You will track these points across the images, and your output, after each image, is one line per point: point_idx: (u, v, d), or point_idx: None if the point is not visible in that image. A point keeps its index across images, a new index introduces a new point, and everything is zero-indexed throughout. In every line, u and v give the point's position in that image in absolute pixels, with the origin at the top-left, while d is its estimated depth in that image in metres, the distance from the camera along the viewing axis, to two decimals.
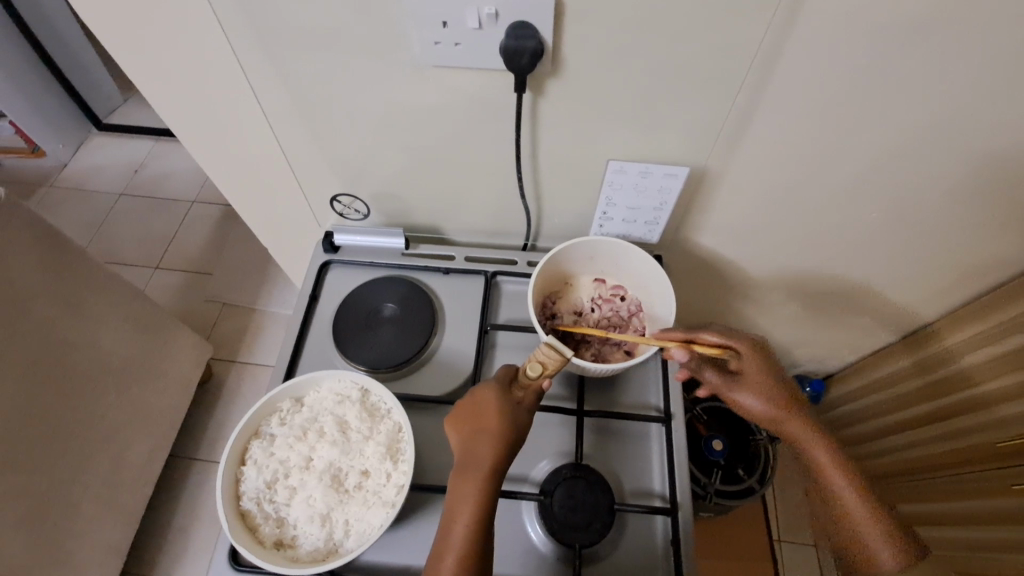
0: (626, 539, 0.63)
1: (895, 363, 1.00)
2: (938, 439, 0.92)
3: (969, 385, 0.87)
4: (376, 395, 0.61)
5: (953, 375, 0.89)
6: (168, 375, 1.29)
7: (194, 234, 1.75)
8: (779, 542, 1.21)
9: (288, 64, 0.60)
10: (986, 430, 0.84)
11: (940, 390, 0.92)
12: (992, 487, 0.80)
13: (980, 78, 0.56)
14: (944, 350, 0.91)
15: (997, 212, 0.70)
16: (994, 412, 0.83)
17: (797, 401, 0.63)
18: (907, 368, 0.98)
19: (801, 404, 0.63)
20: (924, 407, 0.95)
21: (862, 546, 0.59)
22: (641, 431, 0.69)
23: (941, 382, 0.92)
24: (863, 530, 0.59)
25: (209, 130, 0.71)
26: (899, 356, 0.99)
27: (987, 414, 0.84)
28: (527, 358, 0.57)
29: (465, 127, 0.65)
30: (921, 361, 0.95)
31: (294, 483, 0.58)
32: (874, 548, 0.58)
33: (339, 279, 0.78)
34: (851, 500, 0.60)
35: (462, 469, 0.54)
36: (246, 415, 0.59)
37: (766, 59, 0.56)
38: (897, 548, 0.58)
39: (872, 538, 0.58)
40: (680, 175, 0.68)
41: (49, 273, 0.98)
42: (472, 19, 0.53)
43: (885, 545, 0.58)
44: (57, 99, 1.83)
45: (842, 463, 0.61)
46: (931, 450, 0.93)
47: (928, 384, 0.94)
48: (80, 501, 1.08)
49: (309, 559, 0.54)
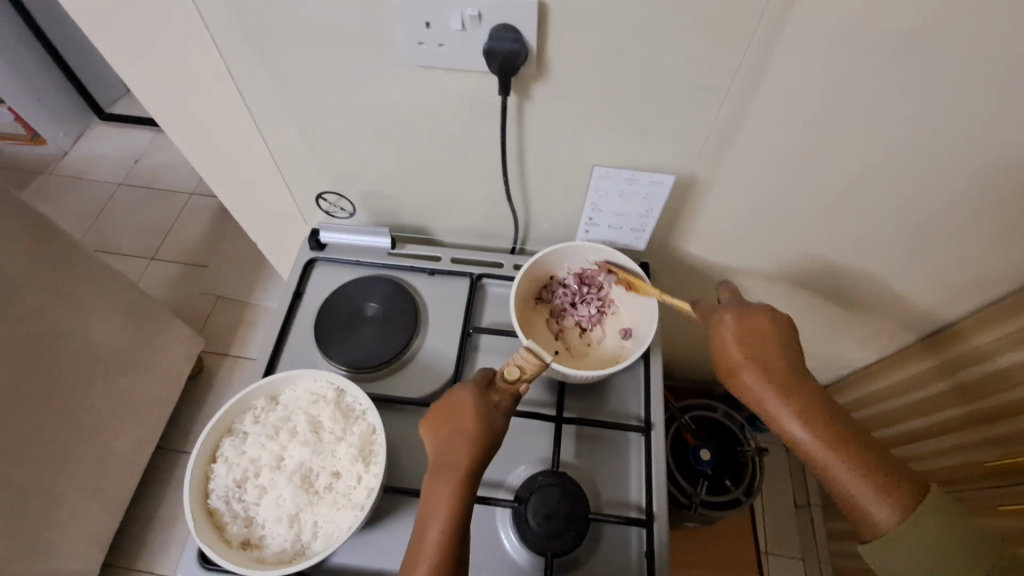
0: (601, 549, 0.62)
1: (908, 368, 0.94)
2: (932, 454, 0.93)
3: (987, 394, 0.81)
4: (351, 396, 0.60)
5: (973, 381, 0.83)
6: (157, 366, 1.29)
7: (191, 226, 1.75)
8: (766, 553, 1.19)
9: (274, 60, 0.59)
10: (991, 445, 0.82)
11: (960, 398, 0.86)
12: (982, 505, 0.83)
13: (974, 94, 0.55)
14: (967, 352, 0.83)
15: (988, 227, 0.70)
16: (1009, 425, 0.79)
17: (756, 349, 0.60)
18: (925, 372, 0.91)
19: (761, 350, 0.60)
20: (943, 415, 0.90)
21: (861, 510, 0.50)
22: (621, 440, 0.68)
23: (973, 383, 0.83)
24: (855, 493, 0.51)
25: (193, 123, 0.70)
26: (904, 364, 0.95)
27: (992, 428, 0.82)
28: (506, 361, 0.57)
29: (450, 127, 0.64)
30: (941, 365, 0.88)
31: (263, 483, 0.57)
32: (861, 507, 0.50)
33: (324, 277, 0.77)
34: (837, 464, 0.52)
35: (437, 472, 0.53)
36: (219, 412, 0.58)
37: (755, 70, 0.55)
38: (895, 507, 0.49)
39: (857, 493, 0.50)
40: (667, 183, 0.67)
41: (39, 262, 0.98)
42: (456, 20, 0.52)
43: (870, 499, 0.50)
44: (59, 88, 1.83)
45: (804, 415, 0.55)
46: (933, 465, 0.93)
47: (952, 389, 0.87)
48: (64, 490, 1.07)
49: (275, 560, 0.53)
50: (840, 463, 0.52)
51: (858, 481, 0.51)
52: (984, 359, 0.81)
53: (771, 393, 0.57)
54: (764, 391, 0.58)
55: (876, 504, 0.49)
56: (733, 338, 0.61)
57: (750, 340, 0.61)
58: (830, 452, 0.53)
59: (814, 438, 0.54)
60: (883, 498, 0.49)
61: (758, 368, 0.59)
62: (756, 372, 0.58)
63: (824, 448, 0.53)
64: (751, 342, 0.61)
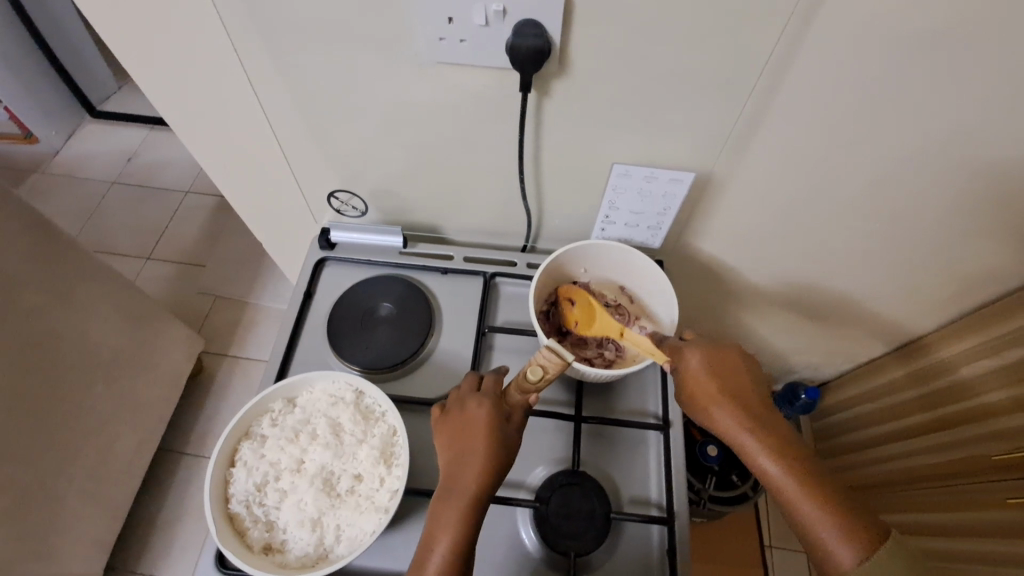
0: (621, 548, 0.62)
1: (889, 373, 0.98)
2: (904, 454, 0.96)
3: (967, 397, 0.85)
4: (370, 397, 0.59)
5: (953, 385, 0.87)
6: (157, 368, 1.27)
7: (187, 226, 1.72)
8: (770, 548, 1.18)
9: (289, 57, 0.58)
10: (987, 441, 0.82)
11: (928, 406, 0.92)
12: (988, 499, 0.79)
13: (998, 94, 0.55)
14: (937, 361, 0.89)
15: (1003, 229, 0.69)
16: (992, 425, 0.81)
17: (725, 382, 0.60)
18: (900, 378, 0.96)
19: (730, 384, 0.60)
20: (920, 416, 0.93)
21: (824, 552, 0.51)
22: (639, 437, 0.68)
23: (971, 382, 0.85)
24: (821, 533, 0.51)
25: (202, 121, 0.69)
26: (889, 368, 0.98)
27: (988, 425, 0.82)
28: (528, 361, 0.55)
29: (466, 124, 0.63)
30: (915, 372, 0.93)
31: (285, 486, 0.56)
32: (821, 544, 0.51)
33: (336, 276, 0.77)
34: (804, 505, 0.52)
35: (446, 490, 0.53)
36: (238, 415, 0.57)
37: (779, 68, 0.55)
38: (859, 551, 0.49)
39: (822, 534, 0.51)
40: (685, 181, 0.67)
41: (39, 263, 0.96)
42: (480, 15, 0.51)
43: (835, 542, 0.50)
44: (52, 84, 1.80)
45: (774, 451, 0.55)
46: (909, 463, 0.95)
47: (922, 396, 0.93)
48: (64, 495, 1.05)
49: (298, 565, 0.52)
50: (806, 502, 0.52)
51: (824, 521, 0.51)
52: (989, 355, 0.82)
53: (747, 431, 0.57)
54: (735, 425, 0.58)
55: (842, 548, 0.50)
56: (702, 376, 0.60)
57: (720, 374, 0.61)
58: (801, 489, 0.53)
59: (784, 473, 0.54)
60: (849, 542, 0.50)
61: (730, 401, 0.59)
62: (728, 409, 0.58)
63: (792, 485, 0.53)
64: (721, 377, 0.60)
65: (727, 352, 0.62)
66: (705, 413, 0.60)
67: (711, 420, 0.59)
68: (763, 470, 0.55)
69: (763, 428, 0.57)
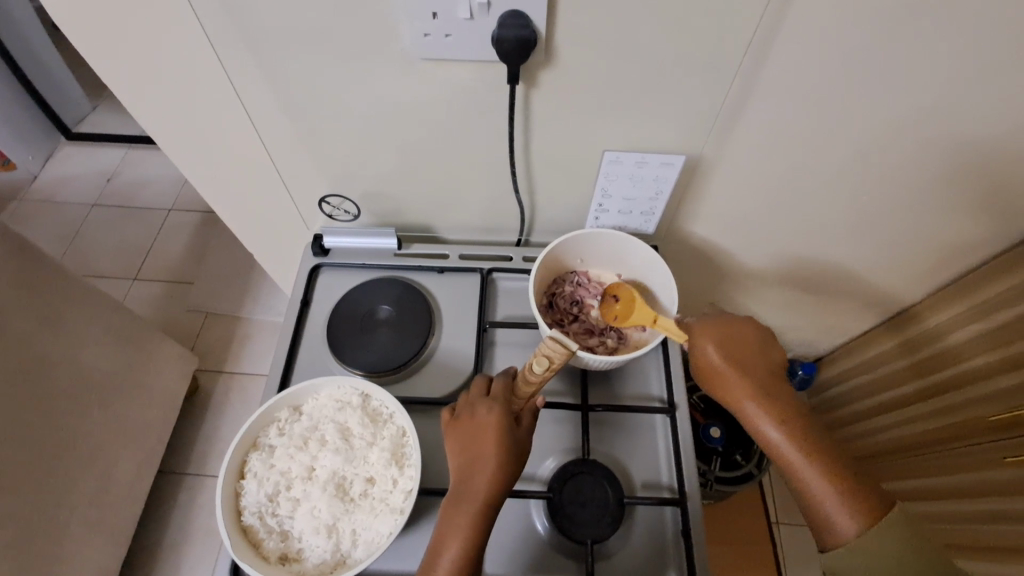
0: (636, 532, 0.62)
1: (879, 345, 1.00)
2: (900, 423, 0.97)
3: (955, 363, 0.86)
4: (377, 399, 0.59)
5: (942, 351, 0.88)
6: (152, 388, 1.25)
7: (172, 244, 1.70)
8: (777, 524, 1.21)
9: (273, 62, 0.57)
10: (989, 401, 0.81)
11: (917, 374, 0.93)
12: (985, 459, 0.81)
13: (978, 62, 0.56)
14: (929, 328, 0.90)
15: (988, 195, 0.70)
16: (990, 385, 0.81)
17: (735, 354, 0.60)
18: (891, 349, 0.97)
19: (741, 356, 0.60)
20: (915, 385, 0.94)
21: (829, 522, 0.52)
22: (646, 421, 0.68)
23: (970, 343, 0.84)
24: (826, 505, 0.52)
25: (188, 133, 0.68)
26: (880, 339, 0.99)
27: (974, 389, 0.84)
28: (532, 354, 0.54)
29: (455, 121, 0.63)
30: (904, 342, 0.94)
31: (297, 494, 0.55)
32: (825, 515, 0.52)
33: (331, 283, 0.76)
34: (810, 476, 0.53)
35: (457, 497, 0.53)
36: (244, 427, 0.56)
37: (762, 48, 0.55)
38: (863, 522, 0.50)
39: (827, 505, 0.52)
40: (676, 164, 0.67)
41: (26, 289, 0.94)
42: (465, 9, 0.51)
43: (839, 512, 0.51)
44: (23, 107, 1.76)
45: (783, 422, 0.56)
46: (907, 430, 0.96)
47: (913, 364, 0.94)
48: (66, 523, 1.04)
49: (316, 572, 0.52)
50: (814, 474, 0.53)
51: (829, 492, 0.52)
52: (984, 316, 0.82)
53: (756, 404, 0.57)
54: (744, 398, 0.58)
55: (845, 518, 0.51)
56: (714, 349, 0.60)
57: (732, 346, 0.61)
58: (807, 461, 0.54)
59: (791, 443, 0.55)
60: (853, 513, 0.51)
61: (740, 374, 0.59)
62: (739, 381, 0.58)
63: (798, 456, 0.54)
64: (733, 349, 0.61)
65: (740, 325, 0.62)
66: (715, 385, 0.60)
67: (720, 392, 0.59)
68: (769, 439, 0.56)
69: (773, 401, 0.57)
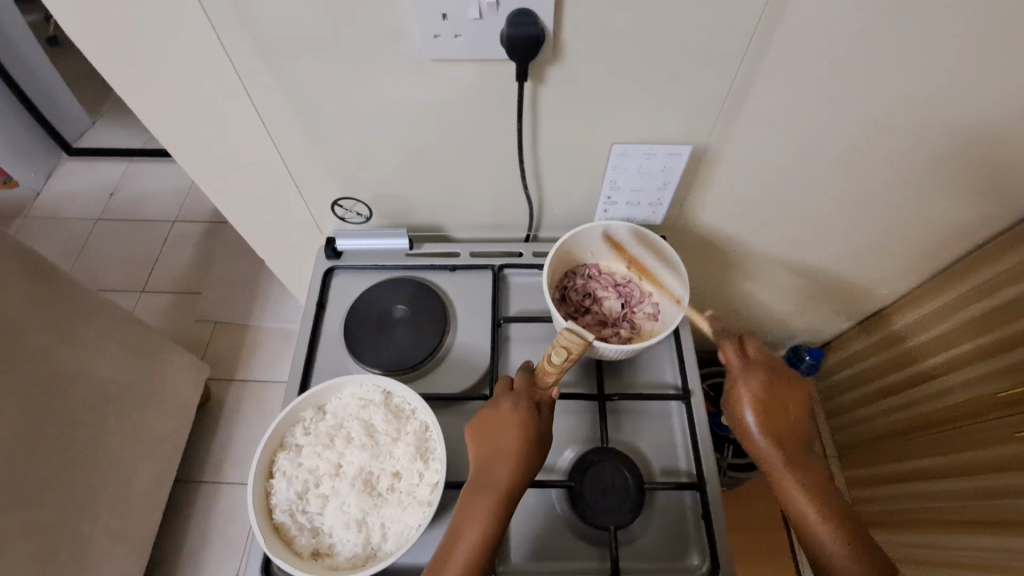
0: (656, 518, 0.63)
1: (886, 327, 1.00)
2: (907, 404, 0.98)
3: (947, 348, 0.90)
4: (399, 396, 0.60)
5: (948, 332, 0.90)
6: (166, 398, 1.26)
7: (178, 254, 1.71)
8: None
9: (285, 68, 0.58)
10: (996, 377, 0.82)
11: (926, 351, 0.94)
12: (994, 435, 0.82)
13: (978, 44, 0.57)
14: (931, 311, 0.92)
15: (990, 174, 0.71)
16: (1002, 360, 0.81)
17: (777, 421, 0.60)
18: (898, 330, 0.98)
19: (783, 426, 0.59)
20: (922, 365, 0.95)
21: None
22: (662, 408, 0.70)
23: (985, 318, 0.84)
24: None
25: (201, 142, 0.69)
26: (886, 322, 1.00)
27: (973, 370, 0.86)
28: (550, 345, 0.55)
29: (464, 121, 0.64)
30: (909, 326, 0.96)
31: (325, 491, 0.57)
32: None
33: (345, 285, 0.77)
34: (837, 556, 0.52)
35: (477, 486, 0.54)
36: (270, 427, 0.57)
37: (765, 37, 0.56)
38: None
39: None
40: (683, 154, 0.69)
41: (41, 303, 0.96)
42: (474, 9, 0.52)
43: None
44: (25, 125, 1.77)
45: (816, 497, 0.55)
46: (917, 409, 0.97)
47: (919, 345, 0.95)
48: (88, 533, 1.05)
49: (349, 566, 0.53)
50: (842, 556, 0.52)
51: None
52: (989, 294, 0.83)
53: (791, 476, 0.57)
54: (782, 467, 0.57)
55: None
56: (758, 413, 0.60)
57: (775, 414, 0.60)
58: (837, 541, 0.53)
59: (823, 521, 0.54)
60: None
61: (779, 441, 0.59)
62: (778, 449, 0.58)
63: (828, 535, 0.53)
64: (777, 417, 0.60)
65: (785, 392, 0.61)
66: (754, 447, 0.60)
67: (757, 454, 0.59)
68: (803, 514, 0.55)
69: (808, 475, 0.57)
